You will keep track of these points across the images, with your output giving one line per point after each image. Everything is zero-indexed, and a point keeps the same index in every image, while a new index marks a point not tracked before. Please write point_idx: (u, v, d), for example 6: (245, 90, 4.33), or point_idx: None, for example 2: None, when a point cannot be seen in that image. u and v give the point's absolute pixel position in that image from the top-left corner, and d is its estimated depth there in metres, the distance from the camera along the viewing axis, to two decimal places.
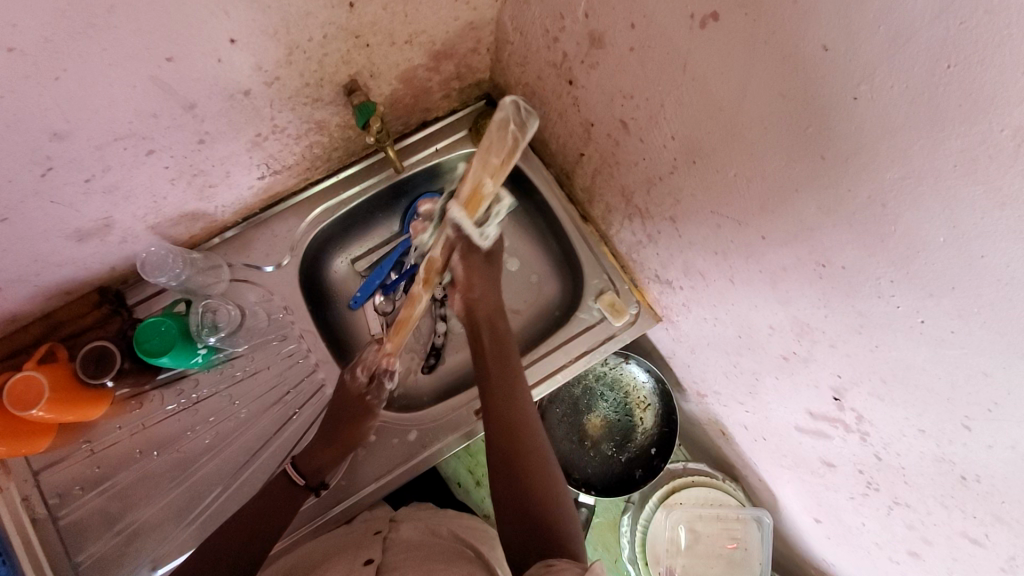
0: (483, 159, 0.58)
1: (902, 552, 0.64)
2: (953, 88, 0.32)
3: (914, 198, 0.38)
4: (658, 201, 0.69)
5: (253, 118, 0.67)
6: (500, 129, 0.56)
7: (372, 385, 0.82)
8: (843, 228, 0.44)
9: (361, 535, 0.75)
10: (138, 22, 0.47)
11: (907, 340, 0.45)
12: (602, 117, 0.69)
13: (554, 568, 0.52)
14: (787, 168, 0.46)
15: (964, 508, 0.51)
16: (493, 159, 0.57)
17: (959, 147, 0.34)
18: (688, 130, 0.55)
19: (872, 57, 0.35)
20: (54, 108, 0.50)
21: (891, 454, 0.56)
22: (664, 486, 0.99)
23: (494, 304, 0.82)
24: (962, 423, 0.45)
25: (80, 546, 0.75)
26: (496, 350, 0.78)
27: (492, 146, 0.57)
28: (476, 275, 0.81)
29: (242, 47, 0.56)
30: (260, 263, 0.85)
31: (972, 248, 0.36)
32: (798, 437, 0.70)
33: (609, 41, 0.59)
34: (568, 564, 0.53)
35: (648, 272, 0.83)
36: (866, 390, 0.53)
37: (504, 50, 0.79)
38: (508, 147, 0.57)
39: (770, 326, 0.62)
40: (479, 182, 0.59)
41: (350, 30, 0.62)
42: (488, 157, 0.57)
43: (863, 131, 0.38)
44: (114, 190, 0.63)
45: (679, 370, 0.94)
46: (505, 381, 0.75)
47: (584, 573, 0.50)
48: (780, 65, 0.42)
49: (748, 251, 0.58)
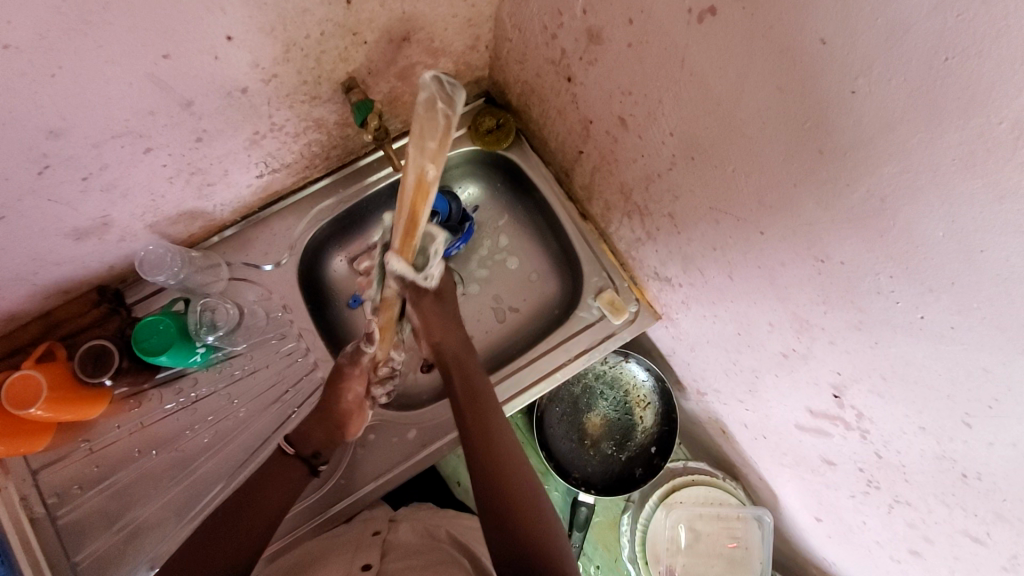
0: (419, 145, 0.51)
1: (903, 550, 0.63)
2: (950, 82, 0.32)
3: (912, 192, 0.38)
4: (656, 198, 0.68)
5: (251, 116, 0.67)
6: (427, 108, 0.50)
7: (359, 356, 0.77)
8: (842, 223, 0.44)
9: (360, 537, 0.74)
10: (134, 19, 0.47)
11: (907, 336, 0.45)
12: (601, 113, 0.69)
13: None
14: (786, 163, 0.46)
15: (965, 506, 0.51)
16: (427, 142, 0.50)
17: (957, 140, 0.33)
18: (686, 125, 0.55)
19: (870, 50, 0.35)
20: (51, 106, 0.50)
21: (891, 452, 0.55)
22: (664, 485, 0.99)
23: (458, 340, 0.79)
24: (962, 420, 0.45)
25: (79, 546, 0.75)
26: (467, 384, 0.76)
27: (423, 131, 0.50)
28: (429, 315, 0.77)
29: (239, 44, 0.56)
30: (259, 262, 0.85)
31: (972, 243, 0.36)
32: (798, 435, 0.70)
33: (607, 37, 0.59)
34: None
35: (647, 270, 0.83)
36: (866, 388, 0.53)
37: (502, 47, 0.79)
38: (440, 127, 0.50)
39: (770, 323, 0.62)
40: (422, 172, 0.52)
41: (347, 27, 0.62)
42: (421, 144, 0.50)
43: (861, 125, 0.38)
44: (111, 188, 0.63)
45: (679, 368, 0.94)
46: (481, 420, 0.73)
47: None
48: (778, 60, 0.41)
49: (747, 248, 0.58)
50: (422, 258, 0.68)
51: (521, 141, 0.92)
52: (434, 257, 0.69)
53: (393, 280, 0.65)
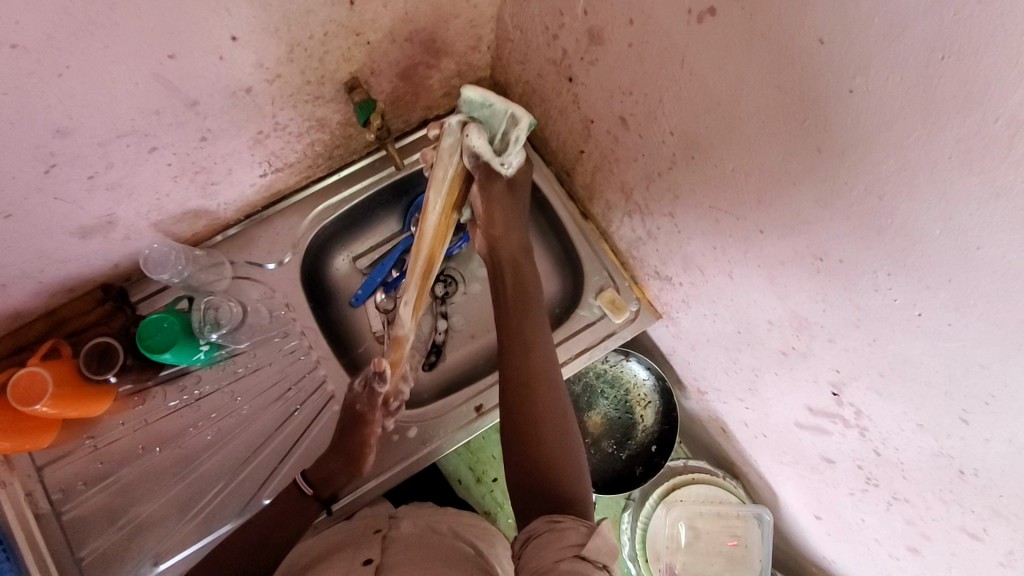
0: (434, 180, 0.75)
1: (901, 547, 0.64)
2: (947, 79, 0.33)
3: (910, 190, 0.38)
4: (657, 197, 0.69)
5: (255, 115, 0.67)
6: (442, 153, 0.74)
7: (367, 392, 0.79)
8: (841, 221, 0.45)
9: (361, 532, 0.75)
10: (140, 19, 0.48)
11: (905, 333, 0.45)
12: (602, 113, 0.69)
13: (560, 524, 0.54)
14: (785, 162, 0.47)
15: (962, 502, 0.51)
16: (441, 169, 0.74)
17: (954, 138, 0.34)
18: (687, 124, 0.56)
19: (868, 50, 0.35)
20: (58, 105, 0.50)
21: (889, 449, 0.56)
22: (664, 484, 0.99)
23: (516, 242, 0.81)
24: (960, 417, 0.45)
25: (82, 542, 0.76)
26: (519, 288, 0.78)
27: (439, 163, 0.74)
28: (494, 206, 0.80)
29: (243, 45, 0.57)
30: (262, 261, 0.85)
31: (968, 240, 0.36)
32: (798, 433, 0.70)
33: (608, 37, 0.59)
34: (573, 523, 0.54)
35: (648, 269, 0.83)
36: (865, 385, 0.53)
37: (504, 48, 0.80)
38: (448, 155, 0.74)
39: (769, 322, 0.62)
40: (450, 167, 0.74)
41: (351, 28, 0.63)
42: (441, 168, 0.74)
43: (859, 123, 0.39)
44: (117, 187, 0.64)
45: (679, 367, 0.94)
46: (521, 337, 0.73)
47: (590, 533, 0.52)
48: (777, 60, 0.42)
49: (747, 247, 0.58)
50: (502, 143, 0.78)
51: (523, 140, 0.92)
52: (512, 142, 0.78)
53: (471, 158, 0.75)
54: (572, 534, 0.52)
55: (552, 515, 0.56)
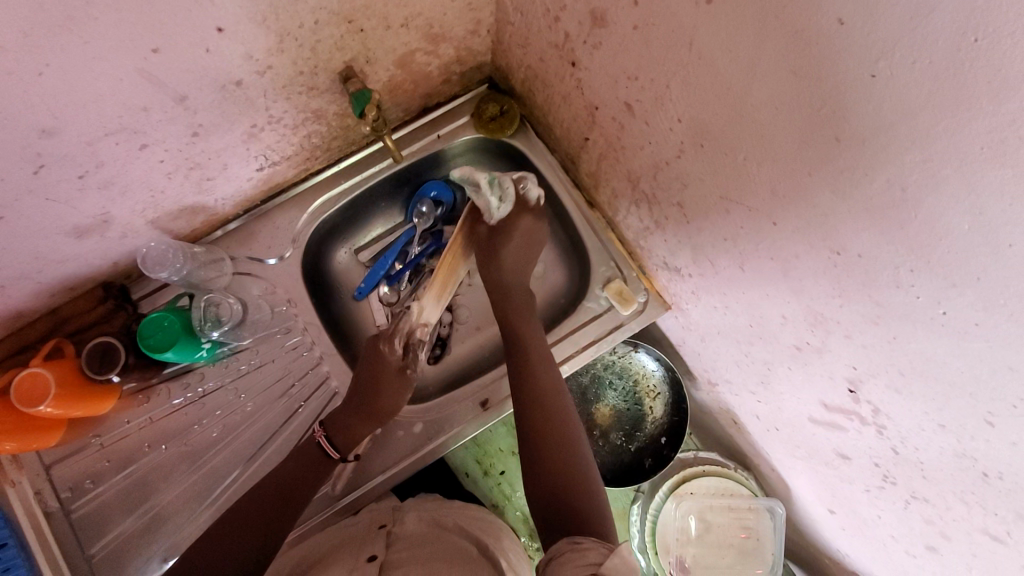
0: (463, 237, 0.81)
1: (919, 546, 0.62)
2: (980, 63, 0.30)
3: (937, 182, 0.35)
4: (665, 186, 0.66)
5: (247, 108, 0.65)
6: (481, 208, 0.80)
7: (409, 355, 0.81)
8: (859, 215, 0.42)
9: (365, 530, 0.73)
10: (119, 12, 0.46)
11: (927, 331, 0.43)
12: (607, 99, 0.66)
13: (581, 545, 0.54)
14: (800, 151, 0.44)
15: (984, 504, 0.49)
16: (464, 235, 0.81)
17: (987, 128, 0.31)
18: (696, 112, 0.53)
19: (891, 31, 0.33)
20: (42, 105, 0.49)
21: (908, 449, 0.53)
22: (673, 477, 0.97)
23: None
24: (985, 419, 0.43)
25: (92, 539, 0.76)
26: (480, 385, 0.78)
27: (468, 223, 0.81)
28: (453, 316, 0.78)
29: (230, 36, 0.54)
30: (263, 255, 0.84)
31: (998, 237, 0.33)
32: (812, 428, 0.68)
33: (611, 19, 0.56)
34: (593, 544, 0.54)
35: (656, 260, 0.81)
36: (883, 383, 0.51)
37: (504, 31, 0.77)
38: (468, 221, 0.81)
39: (782, 316, 0.60)
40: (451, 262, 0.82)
41: (343, 15, 0.60)
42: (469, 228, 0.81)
43: (882, 111, 0.36)
44: (110, 185, 0.62)
45: (689, 358, 0.93)
46: None
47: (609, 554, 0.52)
48: (792, 41, 0.39)
49: (759, 239, 0.56)
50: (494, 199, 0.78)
51: (526, 126, 0.90)
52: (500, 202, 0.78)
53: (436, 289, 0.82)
54: (591, 555, 0.52)
55: (572, 537, 0.57)
